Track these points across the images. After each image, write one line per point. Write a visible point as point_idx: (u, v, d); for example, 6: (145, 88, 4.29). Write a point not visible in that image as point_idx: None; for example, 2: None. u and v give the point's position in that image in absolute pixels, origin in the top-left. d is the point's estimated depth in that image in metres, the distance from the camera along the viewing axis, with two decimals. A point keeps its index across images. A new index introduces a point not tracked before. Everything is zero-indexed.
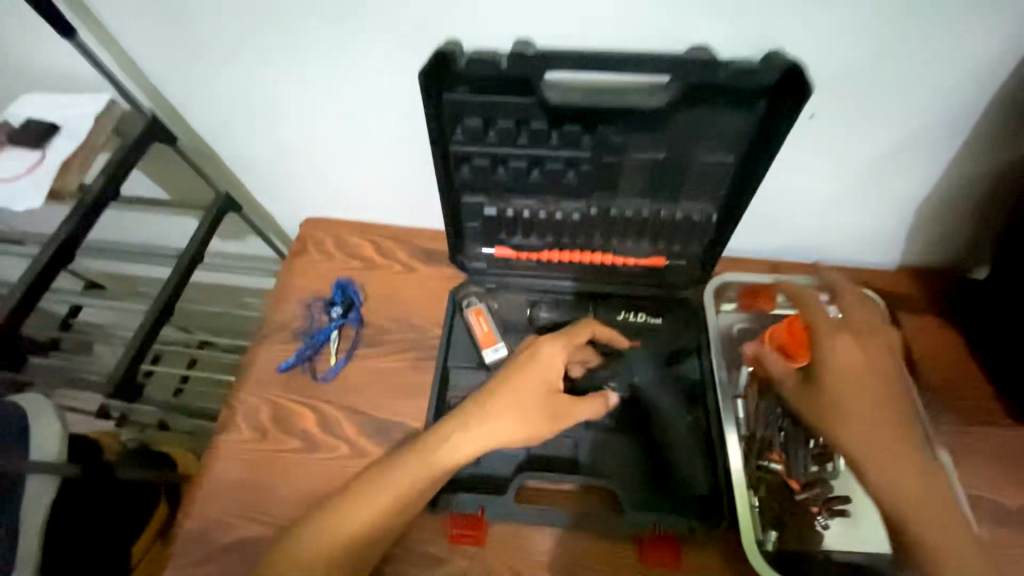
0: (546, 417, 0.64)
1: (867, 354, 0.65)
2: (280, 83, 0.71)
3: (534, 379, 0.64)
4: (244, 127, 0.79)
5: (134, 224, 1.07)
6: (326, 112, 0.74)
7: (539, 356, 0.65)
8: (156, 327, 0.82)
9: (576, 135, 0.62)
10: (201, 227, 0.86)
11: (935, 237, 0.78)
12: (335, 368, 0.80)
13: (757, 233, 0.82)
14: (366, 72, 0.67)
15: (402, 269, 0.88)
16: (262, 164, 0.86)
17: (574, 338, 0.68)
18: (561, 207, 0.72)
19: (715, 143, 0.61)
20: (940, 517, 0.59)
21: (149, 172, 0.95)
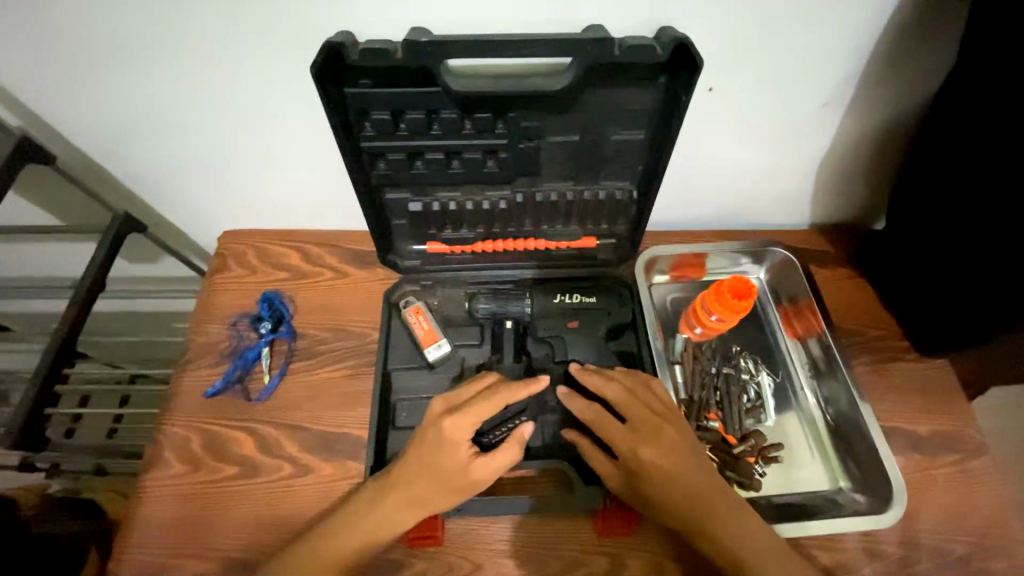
0: (444, 498, 0.61)
1: (660, 439, 0.61)
2: (167, 88, 0.66)
3: (443, 459, 0.60)
4: (136, 138, 0.73)
5: (26, 253, 0.96)
6: (225, 118, 0.70)
7: (446, 434, 0.60)
8: (58, 365, 0.74)
9: (489, 122, 0.62)
10: (100, 250, 0.78)
11: (835, 197, 0.85)
12: (269, 385, 0.76)
13: (679, 206, 0.86)
14: (260, 73, 0.64)
15: (333, 274, 0.85)
16: (164, 178, 0.80)
17: (476, 413, 0.62)
18: (486, 196, 0.71)
19: (624, 120, 0.62)
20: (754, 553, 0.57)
21: (30, 195, 0.85)
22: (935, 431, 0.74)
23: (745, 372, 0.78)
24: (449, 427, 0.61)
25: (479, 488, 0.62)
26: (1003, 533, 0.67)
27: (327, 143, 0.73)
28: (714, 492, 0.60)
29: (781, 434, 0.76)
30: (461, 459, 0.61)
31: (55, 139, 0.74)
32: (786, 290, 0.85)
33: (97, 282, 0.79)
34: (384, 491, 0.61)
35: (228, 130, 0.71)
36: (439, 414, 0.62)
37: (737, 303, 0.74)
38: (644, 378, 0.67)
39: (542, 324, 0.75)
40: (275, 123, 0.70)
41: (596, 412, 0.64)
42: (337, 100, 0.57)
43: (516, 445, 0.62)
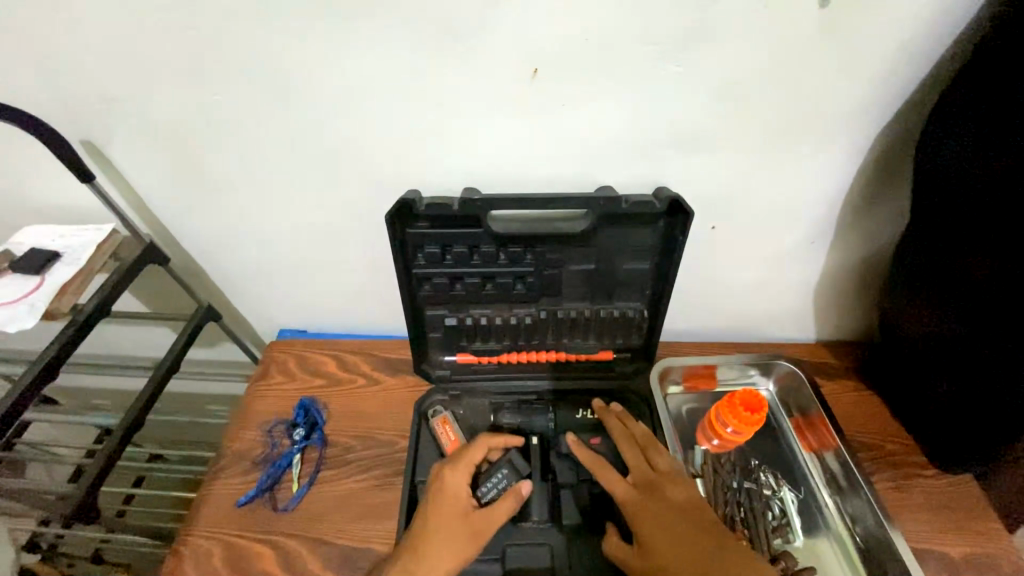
0: (449, 549, 0.64)
1: (656, 489, 0.68)
2: (263, 217, 0.80)
3: (444, 506, 0.67)
4: (220, 251, 0.86)
5: (107, 338, 1.05)
6: (301, 241, 0.83)
7: (444, 483, 0.68)
8: (123, 444, 0.77)
9: (520, 254, 0.73)
10: (181, 337, 0.87)
11: (829, 315, 0.93)
12: (296, 495, 0.77)
13: (686, 318, 0.94)
14: (339, 211, 0.78)
15: (366, 382, 0.90)
16: (238, 284, 0.91)
17: (468, 460, 0.71)
18: (514, 313, 0.80)
19: (635, 253, 0.73)
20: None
21: (130, 288, 0.96)
22: (969, 554, 0.72)
23: (766, 488, 0.79)
24: (446, 477, 0.69)
25: (485, 539, 0.66)
26: None
27: (381, 263, 0.85)
28: (714, 539, 0.62)
29: (810, 558, 0.74)
30: (461, 508, 0.67)
31: (167, 242, 0.87)
32: (795, 402, 0.90)
33: (173, 366, 0.85)
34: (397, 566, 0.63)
35: (300, 250, 0.84)
36: (446, 466, 0.70)
37: (750, 415, 0.78)
38: (640, 432, 0.75)
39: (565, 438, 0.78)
40: (342, 247, 0.83)
41: (627, 495, 0.67)
42: (399, 237, 0.69)
43: (515, 496, 0.69)
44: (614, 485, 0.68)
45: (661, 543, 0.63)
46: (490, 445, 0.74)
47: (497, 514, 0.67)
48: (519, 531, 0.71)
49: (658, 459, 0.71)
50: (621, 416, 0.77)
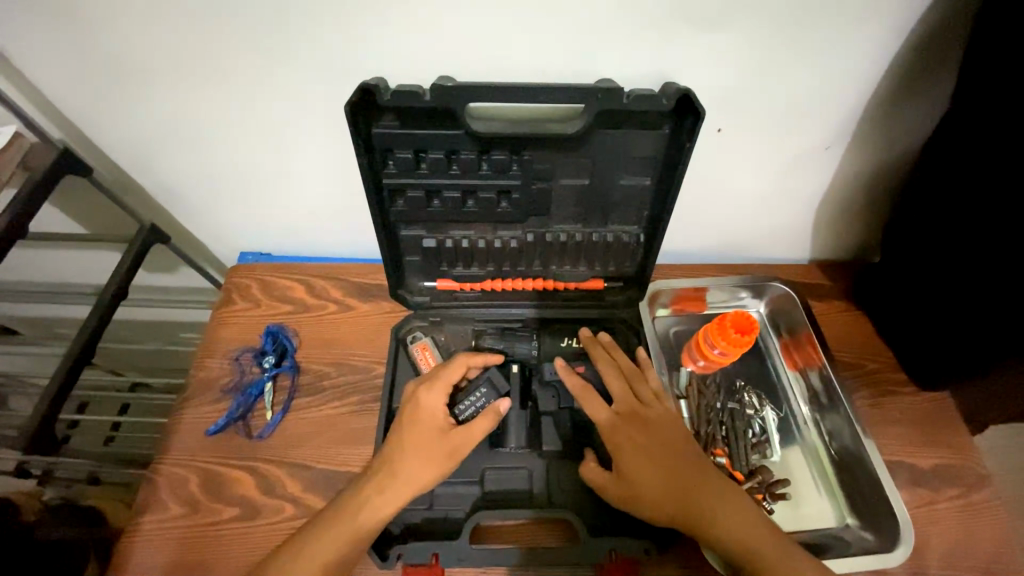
0: (422, 465, 0.62)
1: (640, 419, 0.65)
2: (204, 114, 0.68)
3: (419, 424, 0.64)
4: (161, 157, 0.75)
5: (46, 262, 0.95)
6: (252, 144, 0.72)
7: (420, 403, 0.65)
8: (74, 373, 0.72)
9: (504, 162, 0.64)
10: (126, 258, 0.78)
11: (830, 235, 0.88)
12: (271, 422, 0.75)
13: (681, 239, 0.89)
14: (294, 109, 0.67)
15: (338, 308, 0.85)
16: (191, 196, 0.81)
17: (445, 380, 0.67)
18: (498, 236, 0.73)
19: (631, 166, 0.65)
20: (732, 526, 0.59)
21: (59, 204, 0.84)
22: (937, 464, 0.75)
23: (749, 408, 0.78)
24: (422, 397, 0.66)
25: (462, 455, 0.64)
26: (1009, 568, 0.67)
27: (348, 174, 0.76)
28: (692, 469, 0.62)
29: (785, 470, 0.75)
30: (437, 428, 0.64)
31: (92, 153, 0.75)
32: (784, 320, 0.87)
33: (120, 290, 0.78)
34: (372, 483, 0.62)
35: (253, 155, 0.73)
36: (423, 384, 0.67)
37: (740, 337, 0.75)
38: (627, 362, 0.71)
39: (548, 367, 0.75)
40: (301, 151, 0.72)
41: (611, 423, 0.65)
42: (363, 136, 0.59)
43: (492, 415, 0.65)
44: (597, 413, 0.66)
45: (642, 473, 0.62)
46: (469, 365, 0.70)
47: (474, 433, 0.64)
48: (499, 456, 0.70)
49: (642, 389, 0.68)
50: (607, 346, 0.73)
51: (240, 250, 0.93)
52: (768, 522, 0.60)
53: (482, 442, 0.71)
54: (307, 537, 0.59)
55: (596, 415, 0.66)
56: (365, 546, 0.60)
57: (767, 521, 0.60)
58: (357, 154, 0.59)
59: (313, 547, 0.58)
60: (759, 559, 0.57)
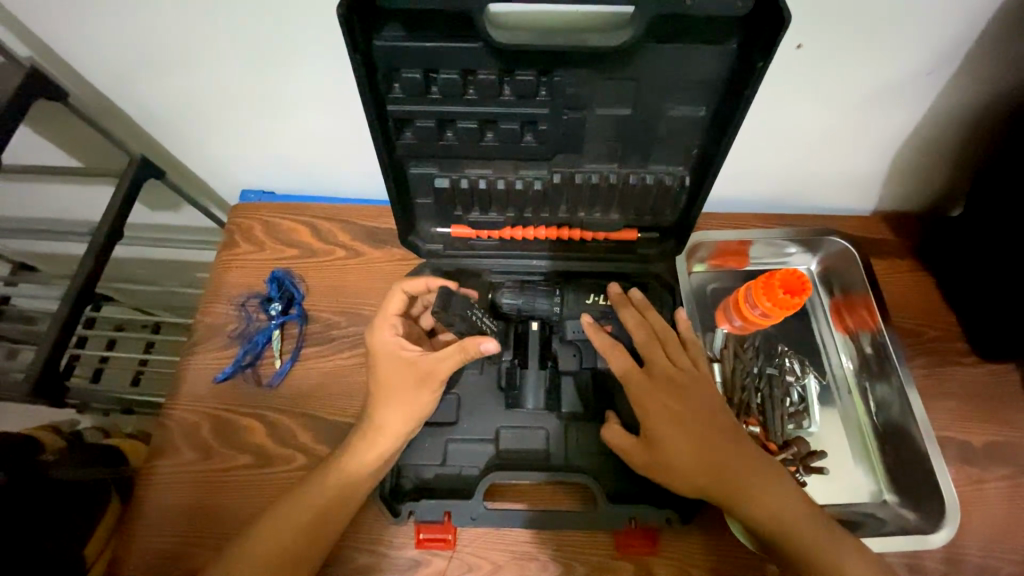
0: (400, 400, 0.58)
1: (670, 378, 0.60)
2: (184, 25, 0.59)
3: (383, 361, 0.59)
4: (142, 77, 0.67)
5: (42, 196, 0.91)
6: (243, 61, 0.62)
7: (371, 346, 0.60)
8: (75, 315, 0.70)
9: (531, 85, 0.54)
10: (117, 195, 0.73)
11: (903, 183, 0.76)
12: (280, 370, 0.72)
13: (727, 185, 0.78)
14: (287, 17, 0.57)
15: (346, 253, 0.79)
16: (183, 124, 0.74)
17: (387, 314, 0.62)
18: (520, 176, 0.64)
19: (682, 92, 0.54)
20: (761, 493, 0.55)
21: (43, 134, 0.78)
22: (992, 441, 0.68)
23: (789, 375, 0.71)
24: (370, 341, 0.61)
25: (438, 380, 0.58)
26: None
27: (352, 100, 0.66)
28: (724, 433, 0.57)
29: (822, 442, 0.70)
30: (407, 360, 0.59)
31: (66, 73, 0.67)
32: (837, 279, 0.78)
33: (112, 231, 0.73)
34: (366, 429, 0.58)
35: (243, 75, 0.64)
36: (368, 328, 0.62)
37: (789, 299, 0.67)
38: (650, 315, 0.65)
39: (571, 325, 0.68)
40: (300, 71, 0.63)
41: (640, 382, 0.60)
42: (363, 51, 0.49)
43: (460, 352, 0.59)
44: (625, 373, 0.60)
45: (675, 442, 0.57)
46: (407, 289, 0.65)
47: (447, 362, 0.58)
48: (515, 415, 0.67)
49: (672, 346, 0.62)
50: (638, 303, 0.66)
51: (241, 188, 0.87)
52: (800, 493, 0.56)
53: (498, 400, 0.67)
54: (312, 484, 0.58)
55: (626, 377, 0.60)
56: (369, 489, 0.58)
57: (807, 499, 0.56)
58: (356, 73, 0.50)
59: (319, 489, 0.57)
60: (795, 538, 0.54)
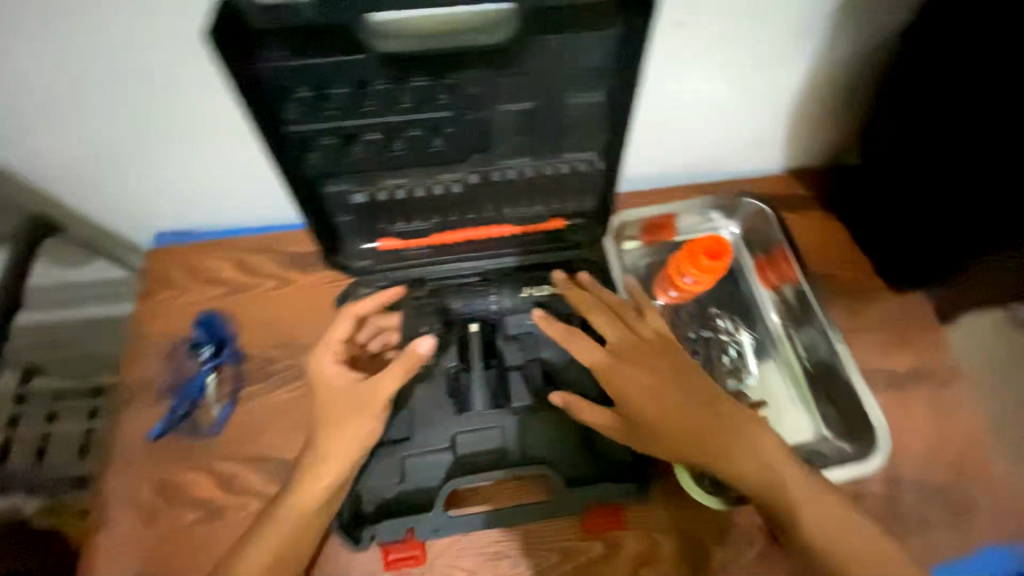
0: (343, 427, 0.56)
1: (637, 350, 0.61)
2: (53, 68, 0.57)
3: (326, 389, 0.57)
4: (20, 129, 0.63)
5: None
6: (121, 94, 0.60)
7: (312, 374, 0.58)
8: None
9: (427, 89, 0.53)
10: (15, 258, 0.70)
11: (802, 141, 0.81)
12: (219, 416, 0.69)
13: (642, 165, 0.81)
14: (157, 38, 0.55)
15: (276, 283, 0.76)
16: (68, 170, 0.69)
17: (331, 340, 0.60)
18: (438, 181, 0.64)
19: (580, 81, 0.55)
20: (745, 451, 0.55)
21: None
22: (912, 366, 0.74)
23: (723, 334, 0.75)
24: (311, 368, 0.59)
25: (381, 402, 0.57)
26: (975, 458, 0.68)
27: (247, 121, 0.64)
28: (701, 397, 0.57)
29: (763, 392, 0.74)
30: (354, 386, 0.57)
31: None
32: (759, 240, 0.82)
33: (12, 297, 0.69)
34: (310, 462, 0.56)
35: (127, 112, 0.62)
36: (310, 352, 0.60)
37: (712, 263, 0.72)
38: (608, 297, 0.66)
39: (511, 321, 0.71)
40: (186, 99, 0.61)
41: (607, 361, 0.60)
42: (244, 74, 0.48)
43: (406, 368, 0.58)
44: (589, 353, 0.61)
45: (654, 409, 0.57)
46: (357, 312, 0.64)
47: (393, 377, 0.58)
48: (468, 420, 0.67)
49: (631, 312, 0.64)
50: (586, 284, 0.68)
51: (154, 231, 0.82)
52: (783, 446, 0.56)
53: (448, 406, 0.67)
54: (260, 529, 0.55)
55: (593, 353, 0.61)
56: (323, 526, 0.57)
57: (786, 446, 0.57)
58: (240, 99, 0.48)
59: (272, 530, 0.55)
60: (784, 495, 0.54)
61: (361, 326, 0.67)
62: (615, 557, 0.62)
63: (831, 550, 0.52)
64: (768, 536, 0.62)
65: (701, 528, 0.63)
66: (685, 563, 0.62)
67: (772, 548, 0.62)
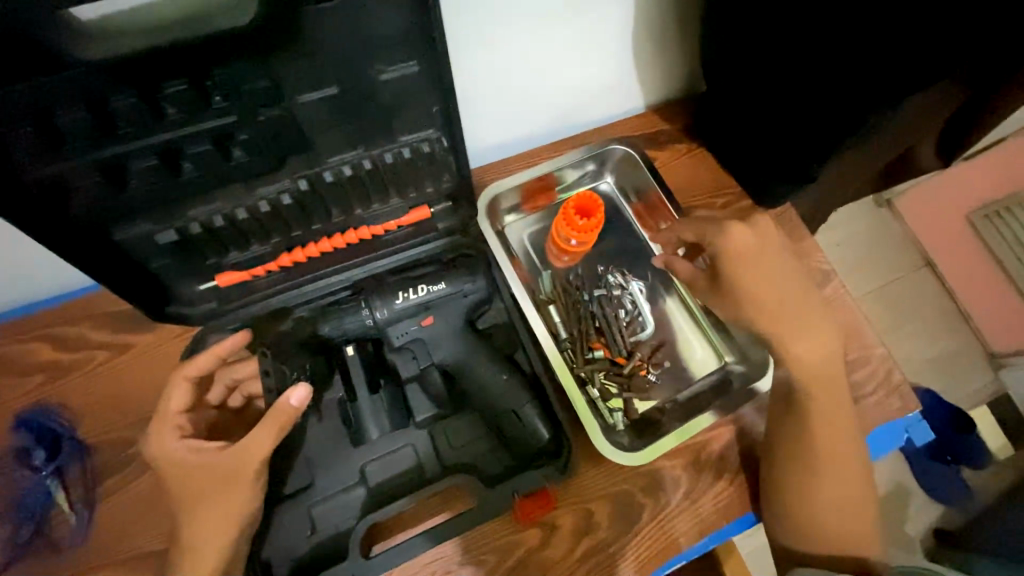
0: (213, 507, 0.49)
1: (764, 243, 0.63)
2: None
3: (177, 475, 0.49)
4: None
5: None
6: None
7: (155, 462, 0.50)
8: None
9: (193, 95, 0.43)
10: None
11: (657, 75, 0.79)
12: (76, 525, 0.58)
13: (503, 130, 0.75)
14: None
15: (109, 353, 0.64)
16: None
17: (166, 416, 0.52)
18: (260, 196, 0.54)
19: (381, 50, 0.46)
20: (824, 353, 0.59)
21: None
22: None
23: (616, 287, 0.74)
24: (150, 455, 0.50)
25: (250, 472, 0.50)
26: (856, 346, 0.74)
27: None
28: (801, 292, 0.62)
29: (664, 334, 0.73)
30: (212, 462, 0.49)
31: None
32: (634, 185, 0.80)
33: None
34: (184, 552, 0.49)
35: None
36: (147, 432, 0.52)
37: (588, 222, 0.69)
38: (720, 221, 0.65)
39: (394, 330, 0.62)
40: None
41: (735, 257, 0.62)
42: None
43: (273, 427, 0.50)
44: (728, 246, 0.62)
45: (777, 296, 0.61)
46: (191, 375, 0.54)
47: (260, 441, 0.50)
48: (370, 447, 0.61)
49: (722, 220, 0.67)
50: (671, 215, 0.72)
51: None
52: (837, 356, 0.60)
53: (344, 440, 0.61)
54: None
55: (727, 244, 0.62)
56: None
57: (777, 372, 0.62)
58: None
59: None
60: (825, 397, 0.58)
61: (212, 383, 0.59)
62: (554, 539, 0.61)
63: (820, 456, 0.57)
64: (691, 472, 0.64)
65: (629, 484, 0.63)
66: (621, 523, 0.61)
67: (697, 483, 0.63)
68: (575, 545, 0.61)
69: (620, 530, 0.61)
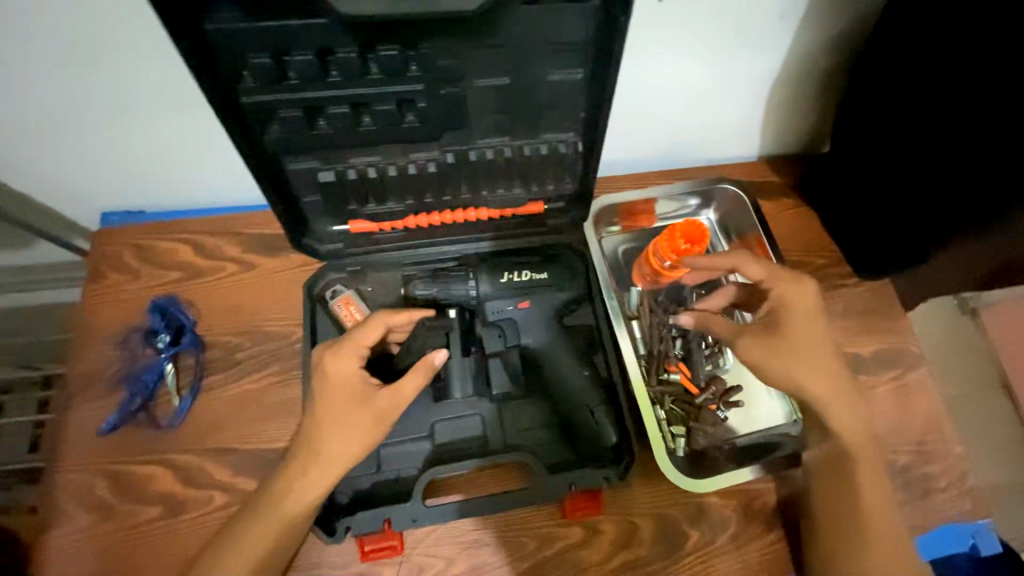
0: (351, 432, 0.53)
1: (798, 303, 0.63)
2: None
3: (340, 395, 0.54)
4: None
5: None
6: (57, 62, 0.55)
7: (329, 377, 0.55)
8: None
9: (395, 61, 0.50)
10: None
11: (781, 127, 0.81)
12: (178, 408, 0.65)
13: (622, 148, 0.80)
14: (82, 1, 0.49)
15: (238, 268, 0.72)
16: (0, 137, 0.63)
17: (357, 344, 0.55)
18: (411, 159, 0.61)
19: (559, 54, 0.51)
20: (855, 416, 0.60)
21: None
22: (879, 350, 0.76)
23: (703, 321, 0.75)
24: (329, 369, 0.55)
25: (391, 413, 0.55)
26: (933, 436, 0.71)
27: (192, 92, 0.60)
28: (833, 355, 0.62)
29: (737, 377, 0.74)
30: (375, 396, 0.54)
31: None
32: (735, 226, 0.83)
33: None
34: (303, 461, 0.54)
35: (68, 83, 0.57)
36: (329, 347, 0.56)
37: (689, 249, 0.71)
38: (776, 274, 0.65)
39: (491, 306, 0.67)
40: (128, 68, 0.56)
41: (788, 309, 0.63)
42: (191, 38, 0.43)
43: (425, 372, 0.56)
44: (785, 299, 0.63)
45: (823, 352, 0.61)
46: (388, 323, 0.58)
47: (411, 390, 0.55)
48: (445, 407, 0.65)
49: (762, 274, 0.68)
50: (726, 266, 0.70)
51: (105, 209, 0.78)
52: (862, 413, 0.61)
53: (425, 394, 0.65)
54: (236, 532, 0.53)
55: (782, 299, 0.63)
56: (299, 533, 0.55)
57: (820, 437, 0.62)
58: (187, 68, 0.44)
59: (251, 530, 0.53)
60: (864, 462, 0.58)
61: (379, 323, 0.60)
62: (596, 542, 0.62)
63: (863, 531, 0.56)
64: (742, 515, 0.64)
65: (679, 511, 0.63)
66: (664, 544, 0.62)
67: (746, 528, 0.63)
68: (616, 553, 0.62)
69: (661, 551, 0.62)
